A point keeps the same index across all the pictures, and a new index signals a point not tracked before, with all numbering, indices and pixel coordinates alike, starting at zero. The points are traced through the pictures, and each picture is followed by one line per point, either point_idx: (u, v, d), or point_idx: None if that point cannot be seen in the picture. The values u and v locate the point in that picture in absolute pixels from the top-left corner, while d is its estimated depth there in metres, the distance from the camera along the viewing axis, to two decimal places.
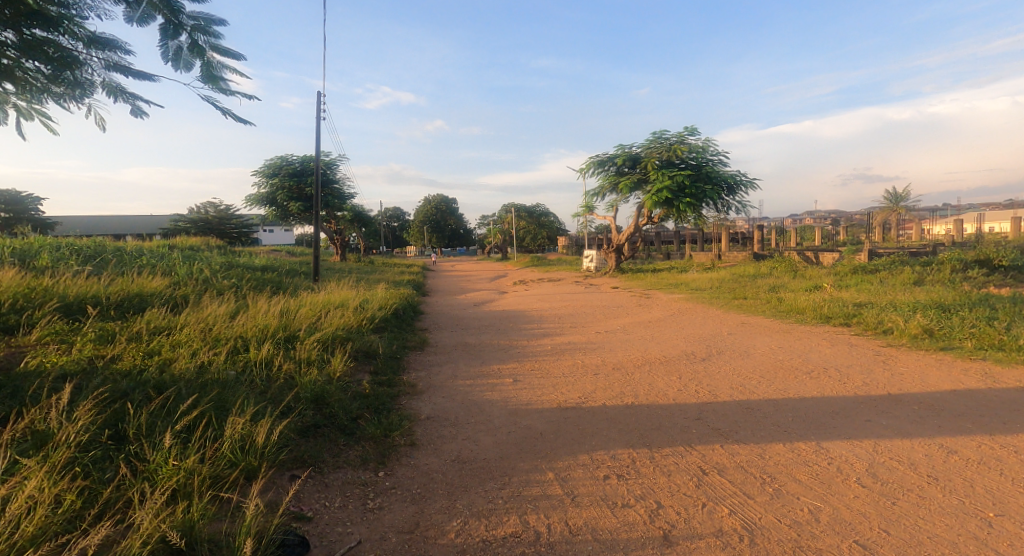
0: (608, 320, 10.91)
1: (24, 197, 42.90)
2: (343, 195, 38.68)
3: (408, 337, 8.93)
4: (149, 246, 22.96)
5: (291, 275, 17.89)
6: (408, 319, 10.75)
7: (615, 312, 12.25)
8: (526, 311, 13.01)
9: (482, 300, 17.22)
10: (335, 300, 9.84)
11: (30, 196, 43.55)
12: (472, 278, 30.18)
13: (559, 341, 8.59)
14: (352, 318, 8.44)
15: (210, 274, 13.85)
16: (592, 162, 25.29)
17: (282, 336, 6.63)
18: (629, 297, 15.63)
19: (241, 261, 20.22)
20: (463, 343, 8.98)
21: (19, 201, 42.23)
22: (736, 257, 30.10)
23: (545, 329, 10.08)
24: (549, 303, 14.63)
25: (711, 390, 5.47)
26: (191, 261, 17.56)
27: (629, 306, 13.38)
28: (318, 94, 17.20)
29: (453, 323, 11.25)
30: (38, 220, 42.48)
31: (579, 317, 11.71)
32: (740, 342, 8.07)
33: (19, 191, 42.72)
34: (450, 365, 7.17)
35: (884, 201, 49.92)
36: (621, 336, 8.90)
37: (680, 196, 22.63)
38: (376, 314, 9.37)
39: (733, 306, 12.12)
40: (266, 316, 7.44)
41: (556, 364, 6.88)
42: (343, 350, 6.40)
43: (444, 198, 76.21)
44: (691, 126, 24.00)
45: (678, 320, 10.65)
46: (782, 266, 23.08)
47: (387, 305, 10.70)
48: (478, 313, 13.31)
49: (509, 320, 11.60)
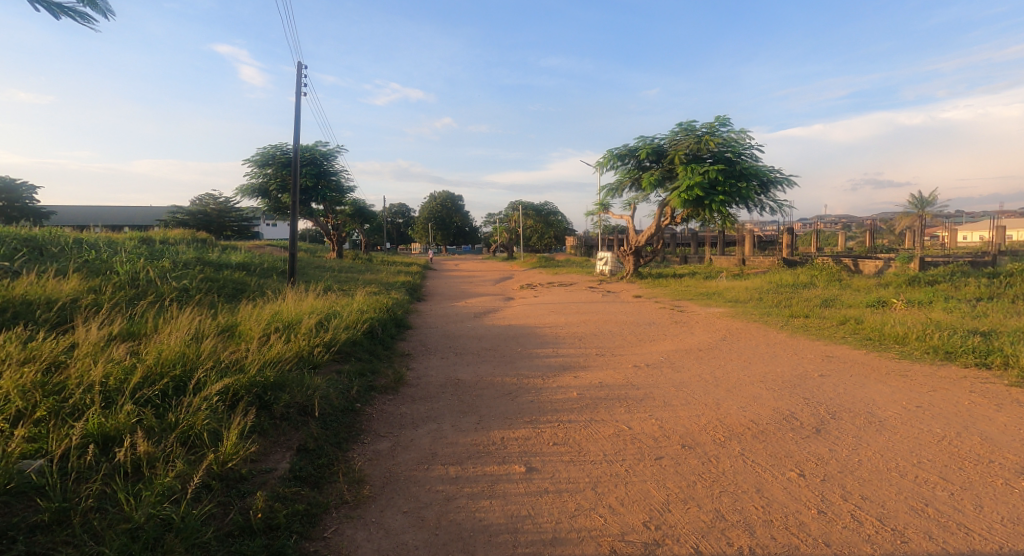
0: (643, 347, 8.49)
1: (21, 186, 41.33)
2: (342, 188, 36.45)
3: (380, 372, 6.57)
4: (122, 238, 20.70)
5: (266, 275, 15.55)
6: (388, 340, 8.38)
7: (650, 333, 9.83)
8: (537, 328, 10.60)
9: (486, 308, 14.81)
10: (288, 313, 7.52)
11: (28, 185, 42.03)
12: (476, 280, 27.90)
13: (585, 384, 6.19)
14: (299, 345, 6.09)
15: (159, 275, 11.54)
16: (611, 154, 22.85)
17: (168, 384, 4.31)
18: (657, 310, 13.21)
19: (216, 257, 17.89)
20: (453, 379, 6.58)
21: (16, 190, 40.61)
22: (764, 262, 27.59)
23: (564, 360, 7.64)
24: (565, 317, 12.22)
25: (884, 519, 3.03)
26: (153, 257, 15.26)
27: (663, 324, 10.97)
28: (301, 66, 14.90)
29: (446, 344, 8.90)
30: (33, 211, 40.95)
31: (606, 340, 9.25)
32: (848, 392, 5.64)
33: (15, 179, 41.10)
34: (428, 428, 4.77)
35: (912, 207, 47.32)
36: (670, 377, 6.49)
37: (712, 194, 20.18)
38: (339, 335, 6.99)
39: (798, 329, 9.67)
40: (162, 341, 5.09)
41: (590, 436, 4.44)
42: (252, 418, 4.04)
43: (450, 195, 74.18)
44: (722, 116, 21.55)
45: (736, 349, 8.23)
46: (823, 275, 20.60)
47: (360, 318, 8.33)
48: (478, 328, 10.95)
49: (516, 342, 9.16)
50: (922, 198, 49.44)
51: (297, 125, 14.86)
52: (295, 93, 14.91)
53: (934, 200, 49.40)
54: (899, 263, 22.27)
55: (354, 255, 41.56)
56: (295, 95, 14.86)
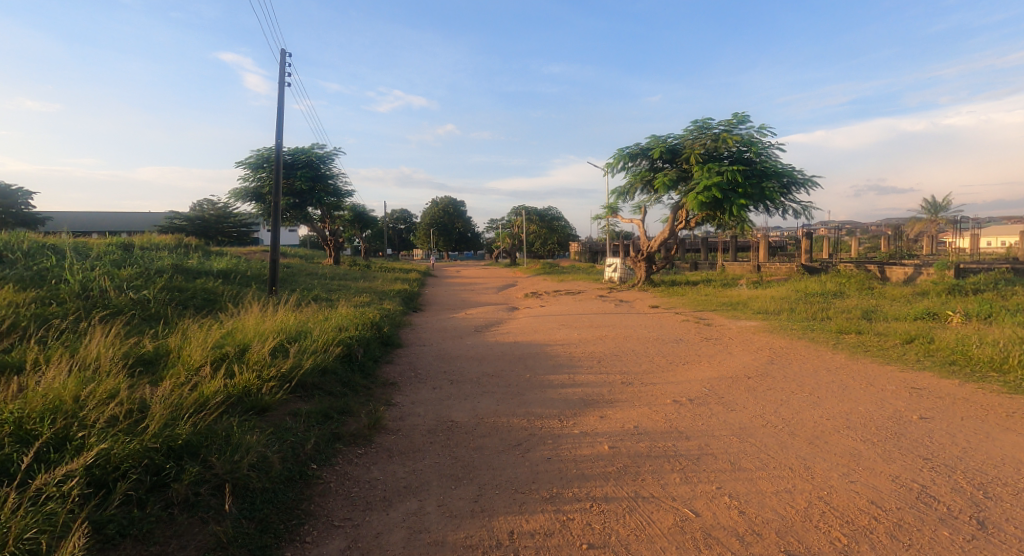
0: (678, 374, 7.04)
1: (15, 191, 40.24)
2: (339, 192, 35.28)
3: (351, 413, 5.14)
4: (100, 244, 19.36)
5: (247, 284, 14.19)
6: (370, 364, 6.97)
7: (681, 354, 8.40)
8: (546, 347, 9.14)
9: (488, 320, 13.36)
10: (244, 333, 6.11)
11: (23, 191, 41.01)
12: (478, 287, 26.49)
13: (619, 433, 4.76)
14: (242, 384, 4.65)
15: (116, 284, 10.21)
16: (621, 154, 21.47)
17: (10, 457, 2.87)
18: (681, 323, 11.76)
19: (196, 265, 16.53)
20: (446, 421, 5.15)
21: (9, 194, 39.46)
22: (782, 269, 26.08)
23: (584, 394, 6.20)
24: (578, 332, 10.78)
25: None
26: (122, 264, 13.93)
27: (692, 342, 9.55)
28: (284, 54, 13.60)
29: (440, 369, 7.48)
30: (27, 217, 39.82)
31: (630, 363, 7.81)
32: (975, 447, 4.19)
33: (10, 184, 40.01)
34: (405, 512, 3.33)
35: (927, 211, 45.97)
36: (725, 420, 5.06)
37: (732, 196, 18.75)
38: (304, 363, 5.57)
39: (856, 349, 8.18)
40: (36, 381, 3.66)
41: (642, 533, 2.99)
42: (117, 524, 2.60)
43: (452, 201, 73.12)
44: (740, 114, 20.34)
45: (791, 374, 6.79)
46: (850, 282, 19.17)
47: (335, 337, 6.91)
48: (480, 346, 9.55)
49: (524, 366, 7.72)
50: (935, 203, 48.02)
51: (280, 119, 13.57)
52: (277, 84, 13.63)
53: (949, 204, 48.00)
54: (931, 270, 20.76)
55: (351, 261, 40.29)
56: (277, 86, 13.54)
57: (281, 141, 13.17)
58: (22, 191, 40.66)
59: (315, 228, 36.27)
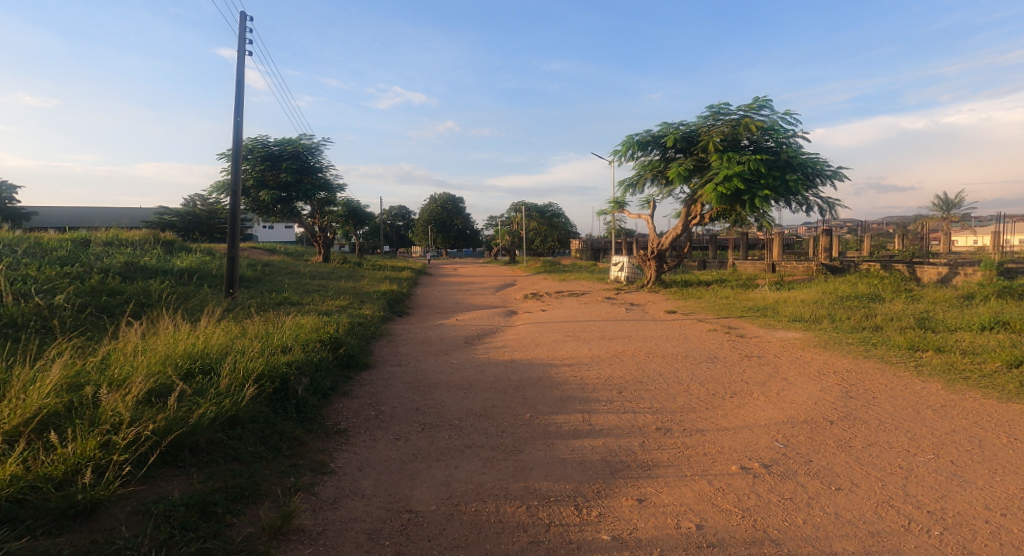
0: (729, 414, 5.22)
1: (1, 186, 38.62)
2: (328, 184, 33.39)
3: (252, 499, 3.31)
4: (56, 240, 17.50)
5: (205, 286, 12.31)
6: (312, 404, 5.16)
7: (723, 381, 6.60)
8: (551, 369, 7.27)
9: (482, 329, 11.46)
10: (119, 365, 4.29)
11: (6, 185, 39.35)
12: (474, 287, 24.70)
13: (676, 543, 2.93)
14: (56, 466, 2.84)
15: (24, 288, 8.33)
16: (630, 143, 19.61)
17: None
18: (709, 336, 9.87)
19: (154, 264, 14.64)
20: (402, 513, 3.32)
21: None
22: (801, 268, 24.19)
23: (607, 453, 4.36)
24: (588, 346, 8.91)
25: None
26: (60, 265, 12.04)
27: (728, 362, 7.72)
28: (245, 18, 11.77)
29: (410, 405, 5.65)
30: (11, 212, 38.12)
31: (660, 396, 5.98)
32: None
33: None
34: None
35: (939, 209, 44.28)
36: (838, 514, 3.22)
37: (754, 187, 16.90)
38: (192, 417, 3.76)
39: (950, 375, 6.33)
40: None
41: None
42: None
43: (451, 197, 71.29)
44: (761, 99, 18.55)
45: (885, 416, 4.98)
46: (884, 284, 17.36)
47: (264, 365, 5.11)
48: (467, 365, 7.71)
49: (523, 400, 5.89)
50: (946, 200, 46.21)
51: (241, 95, 11.75)
52: (238, 54, 11.79)
53: (962, 203, 46.21)
54: (968, 270, 18.91)
55: (343, 259, 38.49)
56: (237, 57, 11.73)
57: (240, 120, 11.30)
58: (6, 184, 38.66)
59: (304, 224, 34.45)
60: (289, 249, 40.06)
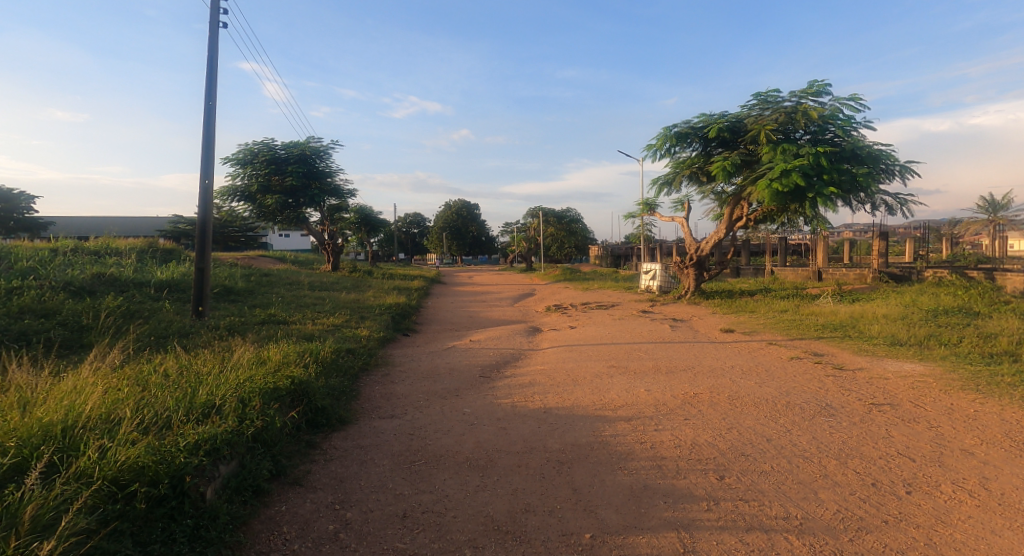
0: (948, 547, 2.96)
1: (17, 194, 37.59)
2: (338, 189, 31.76)
3: None
4: (34, 249, 15.81)
5: (175, 302, 10.36)
6: (222, 524, 3.03)
7: (873, 455, 4.33)
8: (606, 428, 5.07)
9: (502, 354, 9.33)
10: None
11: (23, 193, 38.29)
12: (491, 298, 22.58)
13: None
14: None
15: None
16: (667, 136, 17.35)
17: None
18: (798, 368, 7.56)
19: (129, 276, 12.77)
20: None
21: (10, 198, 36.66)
22: (856, 276, 21.60)
23: None
24: (645, 385, 6.70)
25: None
26: (9, 278, 10.21)
27: (852, 415, 5.43)
28: None
29: (393, 512, 3.48)
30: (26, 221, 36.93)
31: (794, 491, 3.73)
32: None
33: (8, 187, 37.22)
34: None
35: (986, 211, 41.13)
36: None
37: (818, 183, 14.50)
38: None
39: None
40: None
41: None
42: None
43: (466, 203, 69.56)
44: (818, 84, 16.25)
45: None
46: (970, 294, 14.83)
47: (142, 453, 3.03)
48: (484, 417, 5.53)
49: (576, 498, 3.68)
50: (992, 201, 42.76)
51: (217, 77, 9.87)
52: (212, 27, 9.97)
53: (1009, 204, 42.96)
54: None
55: (355, 267, 36.67)
56: (212, 30, 9.91)
57: (210, 100, 9.41)
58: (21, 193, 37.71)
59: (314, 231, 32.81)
60: (301, 258, 38.46)
